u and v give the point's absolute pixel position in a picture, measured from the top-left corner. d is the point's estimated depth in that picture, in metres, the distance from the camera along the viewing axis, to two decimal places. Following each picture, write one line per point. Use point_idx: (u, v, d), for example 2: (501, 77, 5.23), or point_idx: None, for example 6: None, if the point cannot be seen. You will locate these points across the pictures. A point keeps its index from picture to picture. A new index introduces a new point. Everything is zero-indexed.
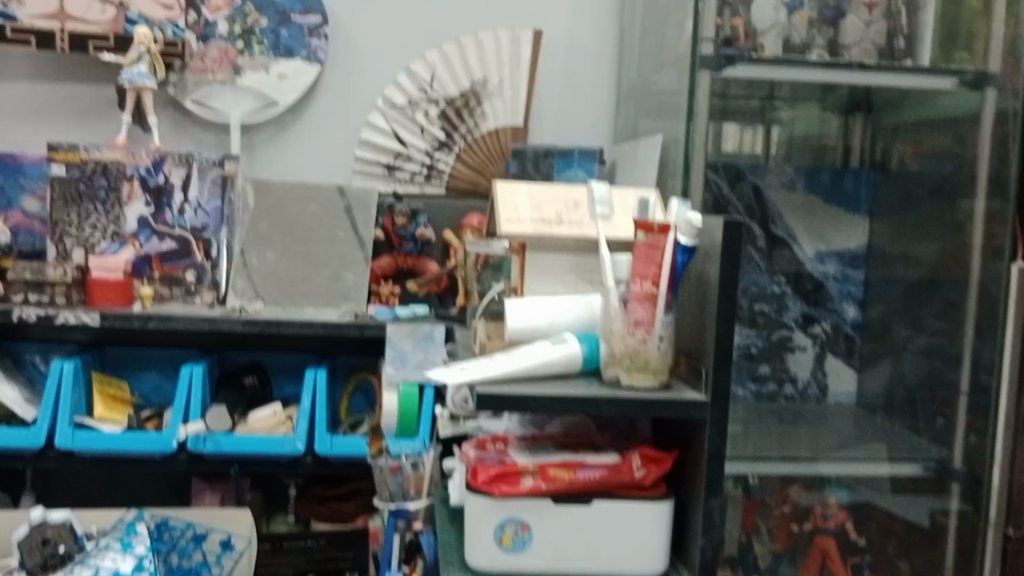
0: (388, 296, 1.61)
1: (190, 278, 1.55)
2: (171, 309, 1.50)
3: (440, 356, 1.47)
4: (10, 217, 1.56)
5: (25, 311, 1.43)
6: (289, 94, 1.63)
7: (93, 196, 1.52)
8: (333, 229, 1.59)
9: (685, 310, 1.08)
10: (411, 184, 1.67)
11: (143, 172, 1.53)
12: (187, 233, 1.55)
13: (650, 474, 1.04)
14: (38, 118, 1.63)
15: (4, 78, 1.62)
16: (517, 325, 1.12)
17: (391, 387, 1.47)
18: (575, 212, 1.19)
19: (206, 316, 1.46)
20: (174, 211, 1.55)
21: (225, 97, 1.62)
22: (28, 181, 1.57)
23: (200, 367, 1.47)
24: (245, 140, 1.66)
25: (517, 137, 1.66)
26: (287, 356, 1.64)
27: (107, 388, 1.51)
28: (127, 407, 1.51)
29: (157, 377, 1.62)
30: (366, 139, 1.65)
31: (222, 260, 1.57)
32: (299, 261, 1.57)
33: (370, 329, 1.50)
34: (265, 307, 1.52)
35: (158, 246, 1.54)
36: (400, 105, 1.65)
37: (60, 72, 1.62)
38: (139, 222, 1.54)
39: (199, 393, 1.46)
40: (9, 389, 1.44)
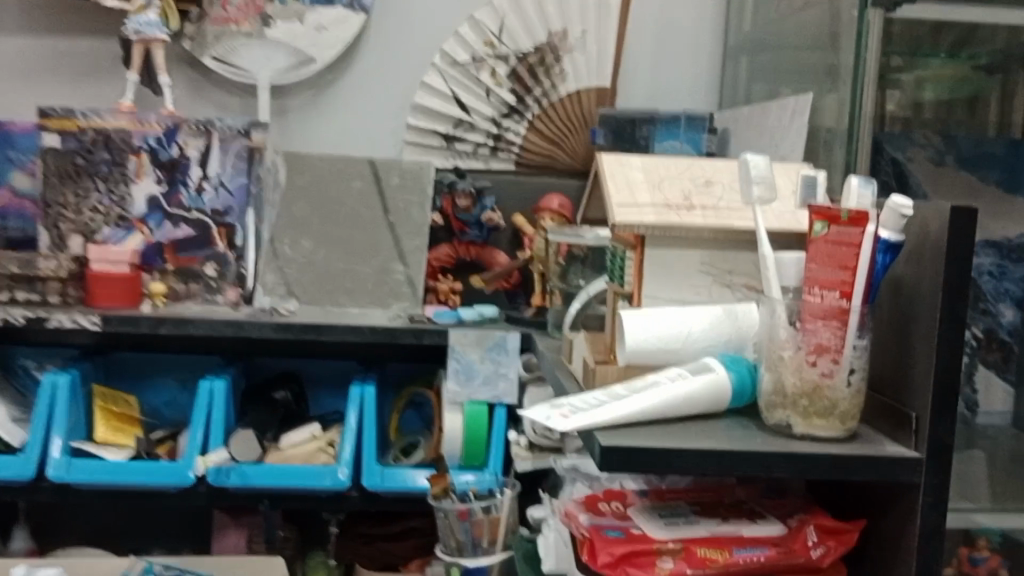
0: (447, 295, 1.33)
1: (211, 272, 1.27)
2: (187, 311, 1.23)
3: (513, 372, 1.21)
4: None
5: (10, 312, 1.16)
6: (327, 50, 1.35)
7: (94, 172, 1.25)
8: (381, 212, 1.33)
9: (884, 332, 0.79)
10: (473, 158, 1.39)
11: (152, 145, 1.26)
12: (205, 218, 1.28)
13: (831, 554, 0.76)
14: (30, 79, 1.36)
15: None
16: (637, 344, 0.85)
17: (454, 406, 1.23)
18: (707, 194, 0.92)
19: (229, 319, 1.19)
20: (190, 189, 1.27)
21: (254, 53, 1.33)
22: (17, 154, 1.31)
23: (222, 382, 1.20)
24: (276, 104, 1.39)
25: (604, 103, 1.37)
26: (327, 364, 1.37)
27: (111, 405, 1.23)
28: (136, 428, 1.24)
29: (174, 387, 1.33)
30: (421, 104, 1.37)
31: (249, 251, 1.29)
32: (342, 251, 1.31)
33: (427, 337, 1.21)
34: (301, 308, 1.27)
35: (173, 233, 1.27)
36: (463, 62, 1.37)
37: (53, 24, 1.35)
38: (147, 205, 1.27)
39: (221, 411, 1.19)
40: None
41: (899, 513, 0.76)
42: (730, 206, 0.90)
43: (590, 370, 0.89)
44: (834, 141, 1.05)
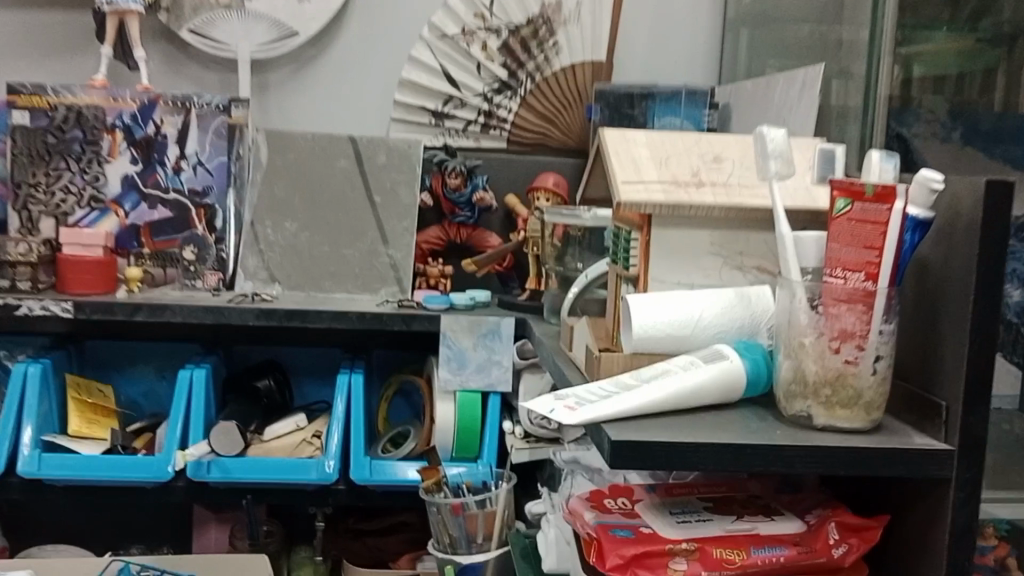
0: (437, 279, 1.27)
1: (190, 256, 1.21)
2: (164, 297, 1.16)
3: (507, 359, 1.16)
4: None
5: None
6: (311, 22, 1.29)
7: (66, 150, 1.18)
8: (367, 192, 1.27)
9: (913, 317, 0.74)
10: (463, 135, 1.33)
11: (127, 122, 1.19)
12: (183, 199, 1.21)
13: (853, 553, 0.71)
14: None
15: None
16: (645, 329, 0.80)
17: (445, 395, 1.18)
18: (716, 170, 0.86)
19: (208, 304, 1.13)
20: (167, 168, 1.21)
21: (232, 26, 1.27)
22: None
23: (202, 371, 1.15)
24: (256, 80, 1.32)
25: (599, 77, 1.33)
26: (311, 352, 1.31)
27: (84, 396, 1.18)
28: (111, 419, 1.19)
29: (149, 378, 1.28)
30: (409, 79, 1.31)
31: (229, 234, 1.23)
32: (327, 233, 1.25)
33: (417, 323, 1.16)
34: (284, 294, 1.21)
35: (149, 215, 1.21)
36: (453, 35, 1.31)
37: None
38: (122, 185, 1.20)
39: (200, 401, 1.13)
40: None
41: (927, 509, 0.72)
42: (741, 183, 0.85)
43: (594, 359, 0.83)
44: (847, 115, 0.99)
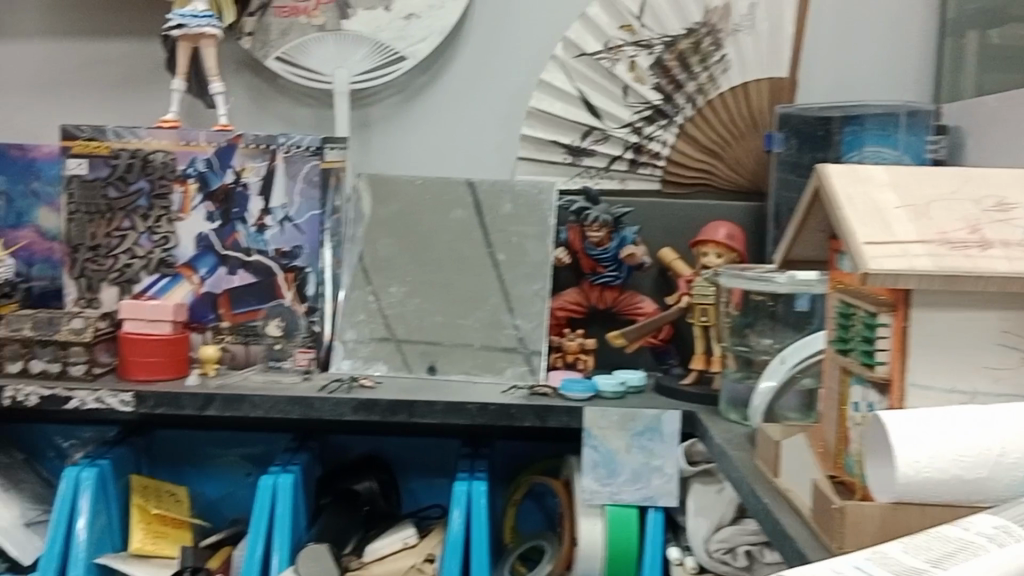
0: (576, 358, 1.01)
1: (275, 331, 1.01)
2: (243, 385, 0.94)
3: (672, 467, 0.89)
4: (19, 237, 1.13)
5: (19, 390, 0.92)
6: (420, 42, 1.10)
7: (131, 206, 1.03)
8: (491, 250, 1.04)
9: None
10: (607, 176, 1.11)
11: (201, 171, 1.02)
12: (268, 261, 1.03)
13: None
14: (74, 102, 1.23)
15: (21, 37, 1.23)
16: (912, 469, 0.51)
17: (590, 511, 0.91)
18: (1001, 220, 0.58)
19: (295, 394, 0.91)
20: (249, 226, 1.03)
21: (328, 52, 1.11)
22: (42, 185, 1.13)
23: (289, 475, 0.92)
24: (358, 115, 1.15)
25: (779, 99, 1.08)
26: (423, 444, 1.10)
27: (150, 505, 0.98)
28: (183, 532, 0.99)
29: (233, 478, 1.08)
30: (539, 108, 1.10)
31: (325, 299, 1.03)
32: (441, 299, 1.03)
33: (553, 418, 0.91)
34: (388, 376, 1.00)
35: (228, 282, 1.02)
36: (593, 53, 1.09)
37: (76, 23, 1.22)
38: (194, 247, 1.03)
39: (285, 516, 0.91)
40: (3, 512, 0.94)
41: None
42: None
43: (832, 512, 0.55)
44: None
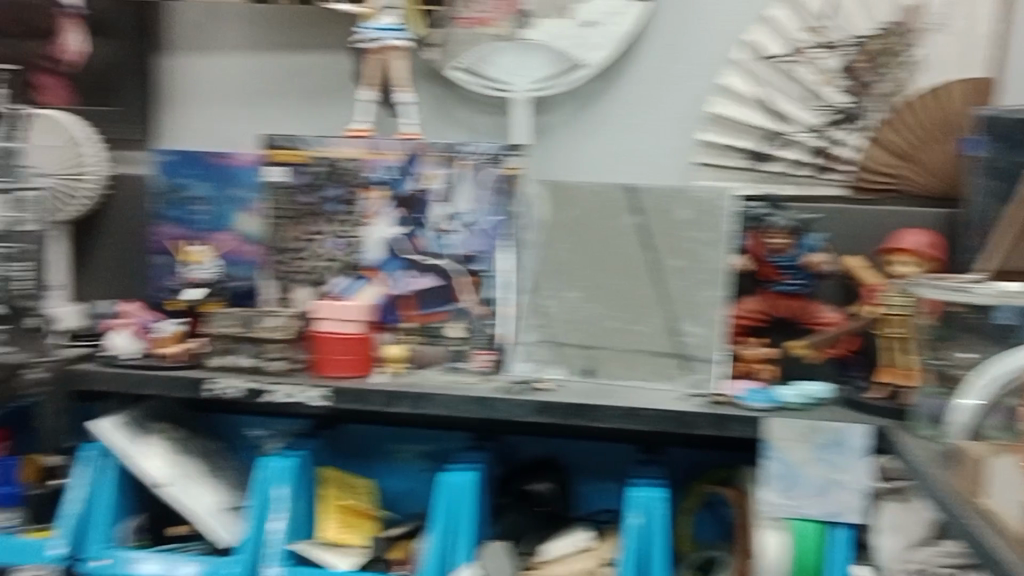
0: (757, 367, 1.01)
1: (456, 333, 1.06)
2: (429, 384, 1.01)
3: (858, 482, 0.88)
4: (220, 241, 1.22)
5: (218, 385, 1.03)
6: (599, 49, 1.12)
7: (319, 211, 1.08)
8: (668, 257, 1.03)
9: None
10: (788, 180, 1.10)
11: (390, 177, 1.07)
12: (454, 265, 1.07)
13: None
14: (271, 114, 1.33)
15: (225, 52, 1.33)
16: None
17: (772, 525, 0.90)
18: None
19: (476, 395, 0.95)
20: (431, 232, 1.07)
21: (510, 60, 1.13)
22: (242, 191, 1.23)
23: (469, 474, 0.95)
24: (538, 123, 1.17)
25: (978, 96, 1.02)
26: (598, 448, 1.11)
27: (343, 497, 1.08)
28: (373, 523, 1.07)
29: (417, 472, 1.15)
30: (722, 114, 1.11)
31: (509, 302, 1.06)
32: (614, 307, 1.04)
33: (734, 427, 0.89)
34: (570, 381, 1.04)
35: (415, 284, 1.07)
36: (776, 55, 1.09)
37: (276, 39, 1.32)
38: (384, 251, 1.08)
39: (465, 514, 0.94)
40: (205, 495, 1.06)
41: None
42: None
43: None
44: None
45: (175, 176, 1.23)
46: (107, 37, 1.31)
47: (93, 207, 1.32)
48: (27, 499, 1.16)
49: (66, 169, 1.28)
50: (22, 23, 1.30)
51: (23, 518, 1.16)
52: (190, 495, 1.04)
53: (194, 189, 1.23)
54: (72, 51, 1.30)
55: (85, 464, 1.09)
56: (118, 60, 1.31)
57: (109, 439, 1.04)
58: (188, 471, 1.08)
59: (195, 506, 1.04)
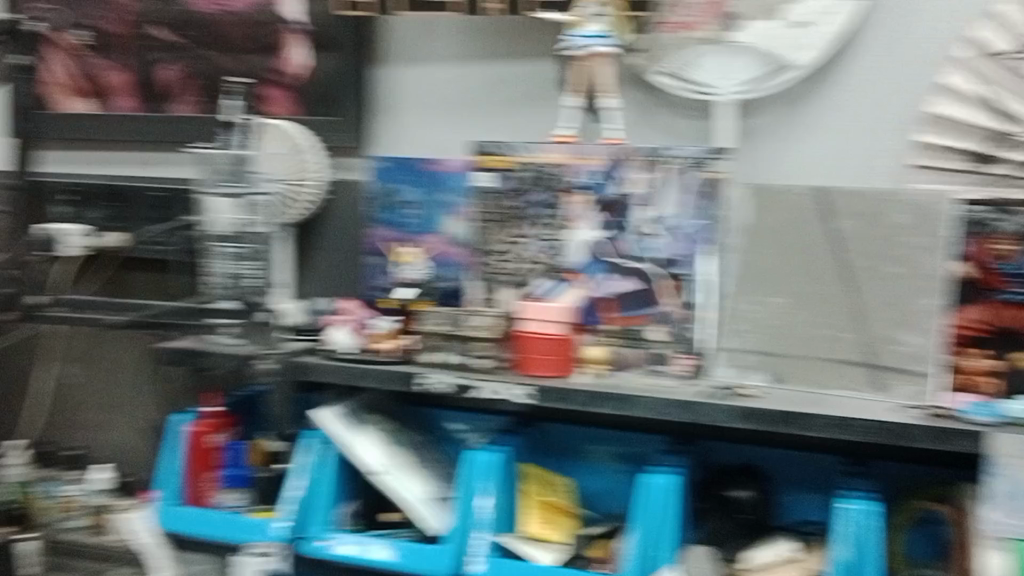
0: (977, 377, 0.98)
1: (660, 337, 1.08)
2: (632, 386, 1.04)
3: None
4: (429, 244, 1.30)
5: (426, 378, 1.12)
6: (808, 50, 1.10)
7: (524, 215, 1.13)
8: (881, 263, 1.00)
9: None
10: (1016, 184, 1.02)
11: (598, 181, 1.11)
12: (657, 268, 1.09)
13: None
14: (478, 121, 1.38)
15: (435, 62, 1.39)
16: None
17: (990, 543, 0.89)
18: None
19: (680, 398, 0.98)
20: (632, 236, 1.10)
21: (717, 64, 1.14)
22: (448, 196, 1.29)
23: (668, 478, 1.00)
24: (747, 125, 1.16)
25: None
26: (802, 459, 1.09)
27: (545, 495, 1.15)
28: (573, 519, 1.14)
29: (615, 473, 1.20)
30: (944, 114, 1.06)
31: (708, 308, 1.07)
32: (823, 312, 1.02)
33: (954, 440, 0.88)
34: (771, 388, 1.04)
35: (618, 286, 1.10)
36: (1004, 51, 1.02)
37: (484, 48, 1.36)
38: (587, 254, 1.12)
39: (664, 516, 0.98)
40: (415, 485, 1.14)
41: None
42: None
43: None
44: None
45: (388, 180, 1.31)
46: (331, 50, 1.41)
47: (317, 210, 1.43)
48: (256, 482, 1.31)
49: (292, 175, 1.37)
50: (257, 41, 1.46)
51: (252, 499, 1.30)
52: (402, 485, 1.13)
53: (405, 194, 1.31)
54: (298, 64, 1.43)
55: (307, 451, 1.20)
56: (340, 73, 1.41)
57: (330, 430, 1.15)
58: (399, 463, 1.16)
59: (407, 495, 1.12)
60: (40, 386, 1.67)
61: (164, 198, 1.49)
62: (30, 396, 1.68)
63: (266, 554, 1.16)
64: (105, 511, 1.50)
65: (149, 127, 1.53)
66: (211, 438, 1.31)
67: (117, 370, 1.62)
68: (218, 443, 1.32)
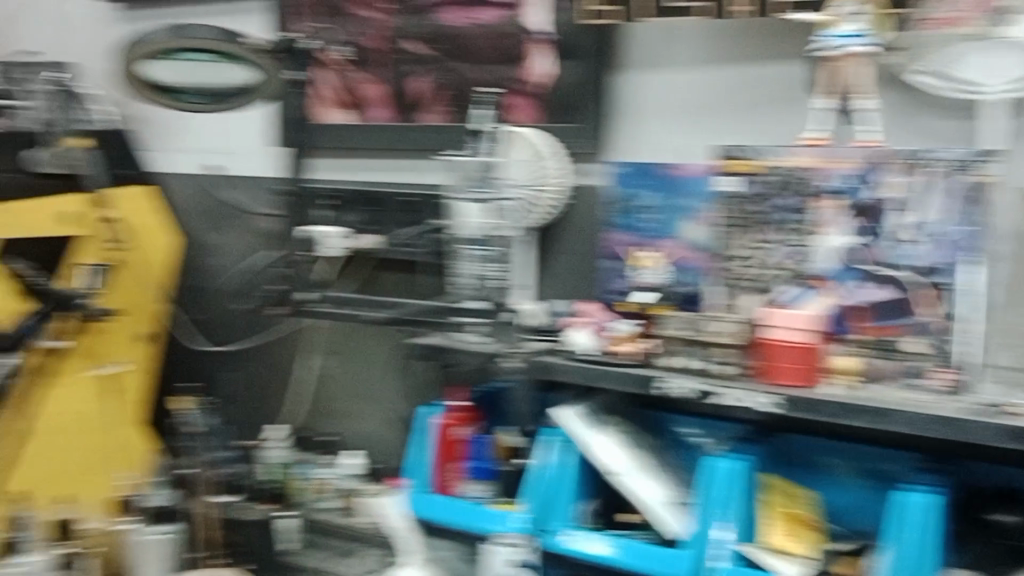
0: None
1: (916, 349, 1.04)
2: (886, 399, 1.01)
3: None
4: (670, 249, 1.32)
5: (666, 383, 1.14)
6: None
7: (769, 219, 1.13)
8: None
9: None
10: None
11: (850, 185, 1.09)
12: (916, 276, 1.06)
13: None
14: (720, 126, 1.36)
15: (677, 67, 1.40)
16: None
17: None
18: None
19: (943, 415, 0.95)
20: (890, 242, 1.07)
21: (986, 61, 1.07)
22: (690, 202, 1.32)
23: (928, 499, 0.97)
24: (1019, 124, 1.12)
25: None
26: None
27: (790, 507, 1.13)
28: (820, 533, 1.12)
29: (864, 488, 1.18)
30: None
31: (973, 320, 1.03)
32: None
33: None
34: None
35: (872, 295, 1.07)
36: None
37: (728, 50, 1.36)
38: (838, 261, 1.10)
39: (921, 535, 0.96)
40: (652, 487, 1.20)
41: None
42: None
43: None
44: None
45: (627, 186, 1.36)
46: (575, 59, 1.44)
47: (558, 216, 1.47)
48: (497, 476, 1.40)
49: (533, 180, 1.42)
50: (504, 52, 1.52)
51: (495, 491, 1.39)
52: (639, 486, 1.19)
53: (647, 199, 1.35)
54: (543, 73, 1.48)
55: (548, 447, 1.27)
56: (583, 81, 1.44)
57: (572, 429, 1.24)
58: (637, 465, 1.23)
59: (644, 495, 1.19)
60: (302, 373, 1.82)
61: (415, 203, 1.58)
62: (293, 384, 1.83)
63: (515, 545, 1.25)
64: (355, 494, 1.62)
65: (403, 136, 1.62)
66: (457, 431, 1.42)
67: (369, 364, 1.74)
68: (463, 436, 1.42)
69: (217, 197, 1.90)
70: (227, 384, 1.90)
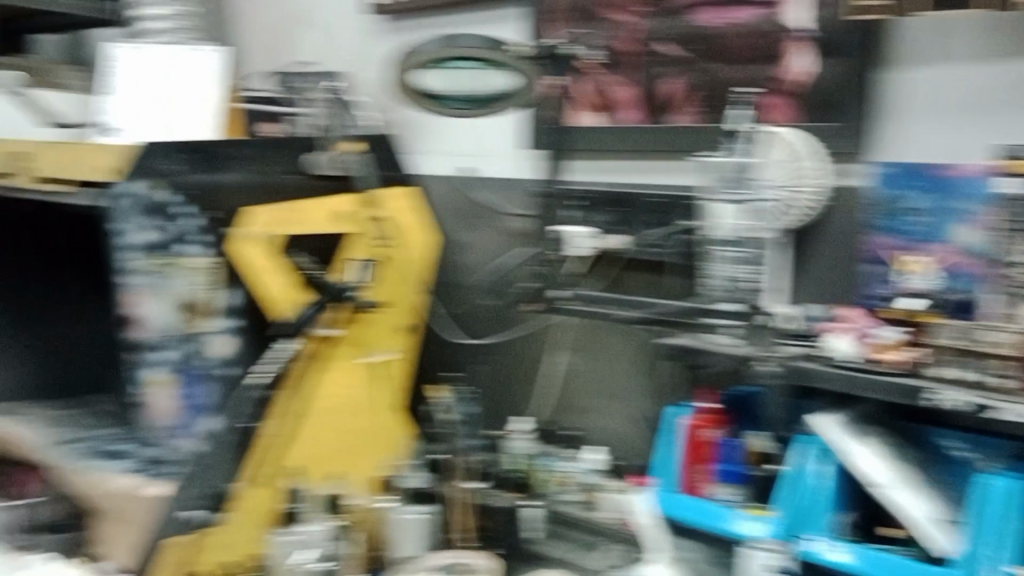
0: None
1: None
2: None
3: None
4: (939, 253, 1.29)
5: (938, 394, 1.10)
6: None
7: None
8: None
9: None
10: None
11: None
12: None
13: None
14: (999, 125, 1.29)
15: (949, 63, 1.33)
16: None
17: None
18: None
19: None
20: None
21: None
22: (964, 204, 1.27)
23: None
24: None
25: None
26: None
27: None
28: None
29: None
30: None
31: None
32: None
33: None
34: None
35: None
36: None
37: (1013, 45, 1.27)
38: None
39: None
40: (921, 503, 1.16)
41: None
42: None
43: None
44: None
45: (893, 188, 1.33)
46: (837, 56, 1.40)
47: (816, 218, 1.43)
48: (751, 479, 1.40)
49: (791, 180, 1.39)
50: (761, 52, 1.50)
51: (747, 494, 1.39)
52: (907, 501, 1.15)
53: (916, 202, 1.32)
54: (801, 72, 1.45)
55: (804, 455, 1.27)
56: (845, 79, 1.40)
57: (830, 439, 1.23)
58: (904, 479, 1.18)
59: (911, 510, 1.14)
60: (549, 370, 1.87)
61: (665, 204, 1.59)
62: (541, 378, 1.88)
63: (773, 551, 1.25)
64: (597, 489, 1.65)
65: (654, 137, 1.64)
66: (706, 432, 1.43)
67: (614, 363, 1.77)
68: (712, 438, 1.43)
69: (470, 198, 1.99)
70: (475, 376, 1.98)
